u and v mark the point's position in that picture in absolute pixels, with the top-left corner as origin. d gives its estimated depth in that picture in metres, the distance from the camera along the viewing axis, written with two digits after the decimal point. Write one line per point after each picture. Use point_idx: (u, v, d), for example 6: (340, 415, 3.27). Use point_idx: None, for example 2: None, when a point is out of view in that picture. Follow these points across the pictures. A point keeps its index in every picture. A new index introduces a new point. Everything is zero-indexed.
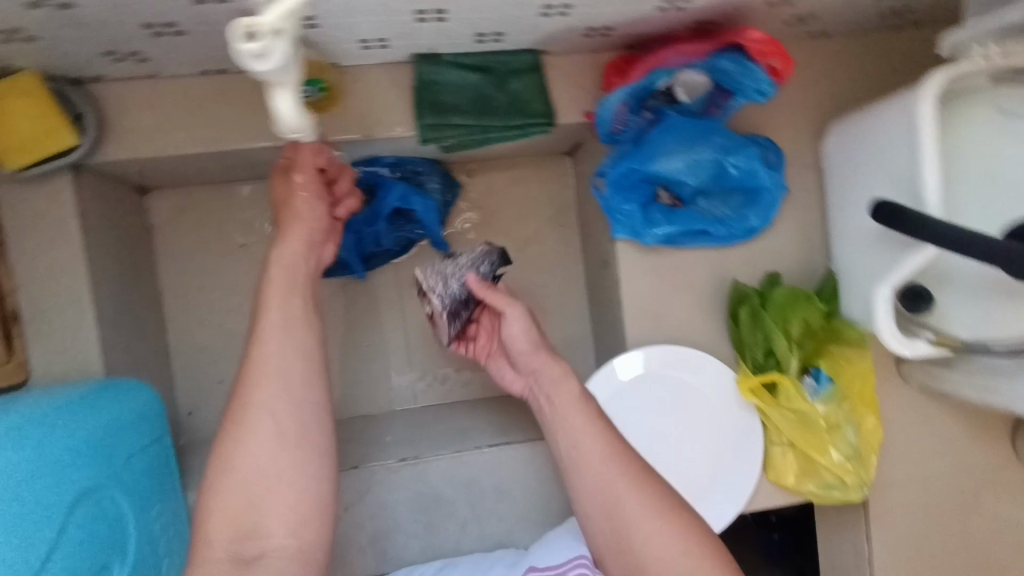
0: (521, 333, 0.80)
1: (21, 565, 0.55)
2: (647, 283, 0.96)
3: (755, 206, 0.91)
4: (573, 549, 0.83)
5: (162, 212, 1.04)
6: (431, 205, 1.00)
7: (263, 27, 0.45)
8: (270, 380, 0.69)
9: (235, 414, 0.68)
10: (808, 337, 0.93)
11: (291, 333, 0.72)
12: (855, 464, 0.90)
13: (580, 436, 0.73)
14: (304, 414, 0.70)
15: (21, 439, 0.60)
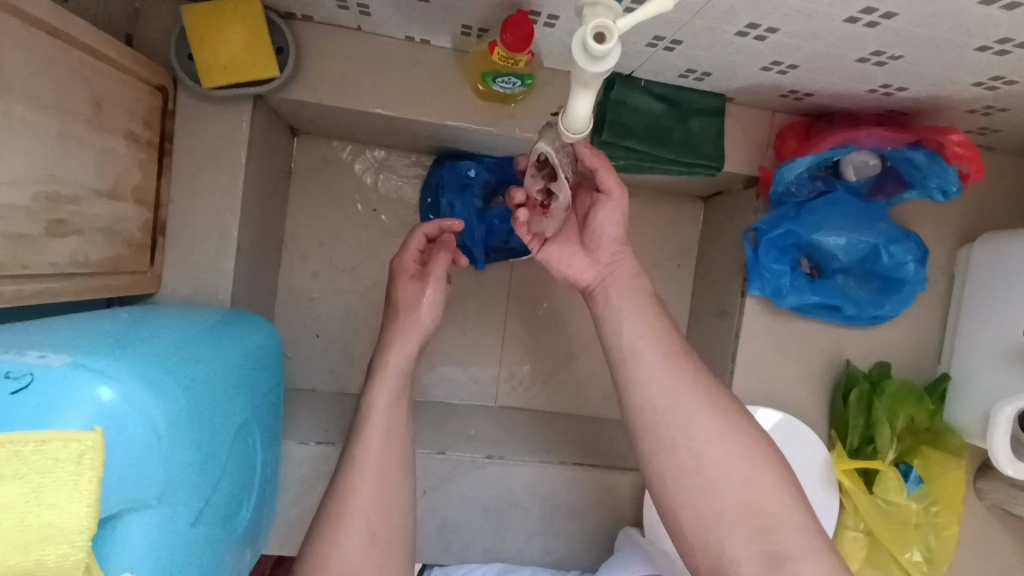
0: (615, 218, 0.73)
1: (198, 490, 0.52)
2: (765, 343, 0.97)
3: (894, 296, 0.93)
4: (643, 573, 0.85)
5: (304, 158, 1.04)
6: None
7: (613, 31, 0.47)
8: (365, 481, 0.71)
9: (332, 512, 0.70)
10: (908, 432, 0.95)
11: (391, 440, 0.74)
12: (929, 566, 0.92)
13: (648, 330, 0.72)
14: (393, 517, 0.72)
15: (200, 359, 0.58)
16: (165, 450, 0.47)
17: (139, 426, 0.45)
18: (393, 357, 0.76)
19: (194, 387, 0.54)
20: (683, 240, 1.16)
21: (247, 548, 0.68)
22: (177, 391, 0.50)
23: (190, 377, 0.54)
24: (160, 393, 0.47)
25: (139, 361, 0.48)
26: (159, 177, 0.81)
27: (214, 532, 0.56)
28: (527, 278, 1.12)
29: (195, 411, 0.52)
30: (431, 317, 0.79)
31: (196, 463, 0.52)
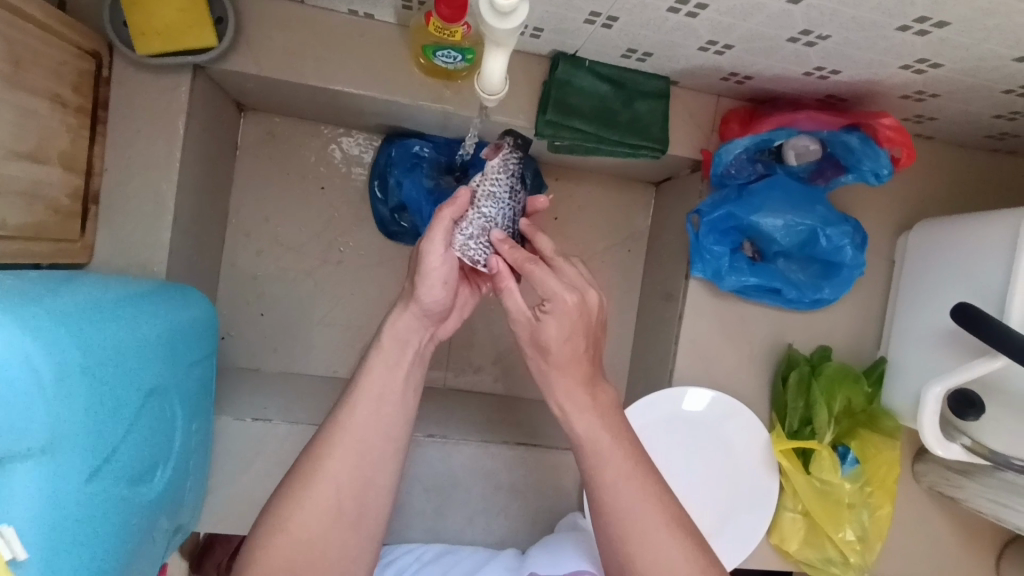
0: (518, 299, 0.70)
1: (89, 454, 0.51)
2: (708, 324, 0.98)
3: (832, 280, 0.95)
4: (578, 557, 0.82)
5: (252, 134, 1.03)
6: None
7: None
8: (344, 449, 0.71)
9: (305, 475, 0.70)
10: (845, 415, 0.96)
11: (385, 410, 0.73)
12: (861, 545, 0.93)
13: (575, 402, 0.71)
14: (363, 492, 0.71)
15: (110, 318, 0.57)
16: (52, 401, 0.46)
17: (22, 373, 0.45)
18: (399, 325, 0.75)
19: (98, 343, 0.53)
20: (634, 225, 1.16)
21: (165, 516, 0.67)
22: (72, 344, 0.49)
23: (92, 332, 0.53)
24: (48, 345, 0.47)
25: (27, 312, 0.48)
26: (92, 145, 0.80)
27: (118, 492, 0.55)
28: None
29: (91, 367, 0.51)
30: (429, 294, 0.72)
31: (92, 421, 0.51)
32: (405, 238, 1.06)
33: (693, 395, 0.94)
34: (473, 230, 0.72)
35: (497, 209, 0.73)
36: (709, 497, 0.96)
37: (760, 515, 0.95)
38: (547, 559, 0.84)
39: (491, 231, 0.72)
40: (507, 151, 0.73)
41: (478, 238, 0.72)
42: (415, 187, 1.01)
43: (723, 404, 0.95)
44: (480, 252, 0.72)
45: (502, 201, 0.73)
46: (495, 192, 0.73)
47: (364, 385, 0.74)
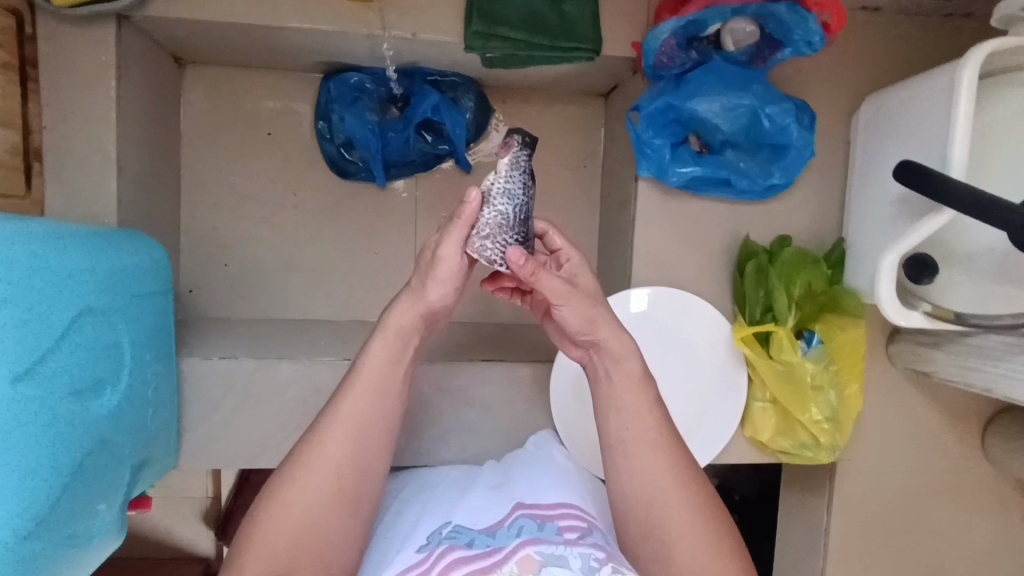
0: (570, 312, 0.73)
1: (16, 356, 0.54)
2: (661, 225, 0.98)
3: (781, 163, 0.93)
4: (562, 495, 0.84)
5: (194, 88, 1.05)
6: (461, 118, 1.02)
7: None
8: (343, 433, 0.72)
9: (305, 459, 0.71)
10: (808, 299, 0.94)
11: (381, 396, 0.74)
12: (831, 426, 0.93)
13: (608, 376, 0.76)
14: (363, 473, 0.73)
15: (42, 242, 0.60)
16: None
17: None
18: (398, 315, 0.73)
19: (19, 257, 0.56)
20: (587, 140, 1.15)
21: (122, 437, 0.70)
22: None
23: (13, 247, 0.56)
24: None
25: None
26: (25, 102, 0.82)
27: (59, 400, 0.59)
28: (433, 191, 1.11)
29: (9, 277, 0.54)
30: (437, 296, 0.72)
31: (14, 327, 0.54)
32: (357, 176, 1.07)
33: (635, 296, 0.94)
34: (488, 232, 0.68)
35: (512, 206, 0.68)
36: (679, 400, 0.96)
37: (732, 409, 0.97)
38: (532, 491, 0.85)
39: (505, 229, 0.68)
40: (516, 148, 0.66)
41: (492, 237, 0.68)
42: (359, 122, 1.02)
43: (671, 298, 0.95)
44: (494, 250, 0.69)
45: (517, 199, 0.67)
46: (509, 188, 0.67)
47: (360, 369, 0.73)
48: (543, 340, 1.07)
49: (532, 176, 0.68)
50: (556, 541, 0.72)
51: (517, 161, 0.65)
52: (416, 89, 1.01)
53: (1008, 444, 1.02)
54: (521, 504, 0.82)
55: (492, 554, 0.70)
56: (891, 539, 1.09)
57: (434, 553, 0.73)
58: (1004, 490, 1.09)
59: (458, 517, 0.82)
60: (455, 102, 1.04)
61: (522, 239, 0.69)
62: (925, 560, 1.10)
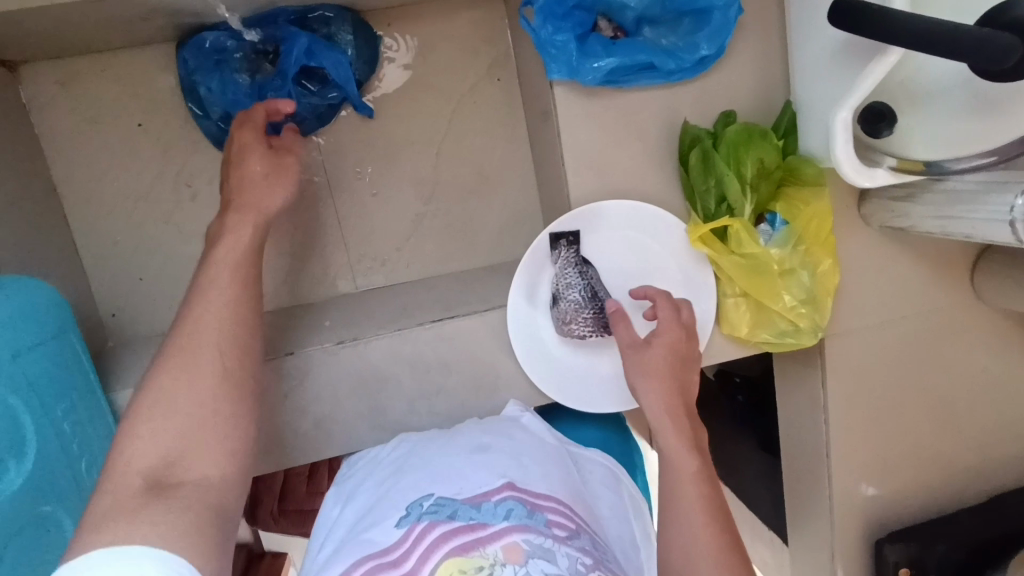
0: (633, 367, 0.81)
1: None
2: (590, 130, 0.87)
3: (706, 30, 0.81)
4: (550, 483, 0.79)
5: (39, 91, 0.92)
6: (342, 58, 0.89)
7: None
8: (210, 319, 0.68)
9: (176, 349, 0.66)
10: (762, 178, 0.85)
11: (241, 280, 0.72)
12: (808, 308, 0.87)
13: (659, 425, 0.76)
14: (246, 358, 0.69)
15: None
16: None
17: None
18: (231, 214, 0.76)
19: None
20: (495, 48, 1.01)
21: (48, 501, 0.68)
22: None
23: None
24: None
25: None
26: None
27: None
28: (340, 147, 1.00)
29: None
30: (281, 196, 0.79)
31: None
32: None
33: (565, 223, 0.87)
34: (579, 316, 0.89)
35: (580, 289, 0.89)
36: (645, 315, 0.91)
37: (703, 311, 0.91)
38: (519, 470, 0.80)
39: (587, 307, 0.89)
40: (565, 249, 0.89)
41: (576, 318, 0.89)
42: (232, 90, 0.90)
43: (608, 211, 0.89)
44: (582, 327, 0.90)
45: (581, 281, 0.89)
46: (570, 282, 0.89)
47: (215, 262, 0.72)
48: (494, 281, 0.99)
49: (583, 260, 0.90)
50: (545, 532, 0.69)
51: (570, 255, 0.89)
52: (283, 35, 0.88)
53: (1000, 281, 0.96)
54: (511, 485, 0.76)
55: (475, 531, 0.68)
56: (891, 399, 1.06)
57: (414, 529, 0.70)
58: (1001, 325, 1.05)
59: (439, 487, 0.77)
60: (331, 41, 0.91)
61: (602, 307, 0.89)
62: (928, 411, 1.08)
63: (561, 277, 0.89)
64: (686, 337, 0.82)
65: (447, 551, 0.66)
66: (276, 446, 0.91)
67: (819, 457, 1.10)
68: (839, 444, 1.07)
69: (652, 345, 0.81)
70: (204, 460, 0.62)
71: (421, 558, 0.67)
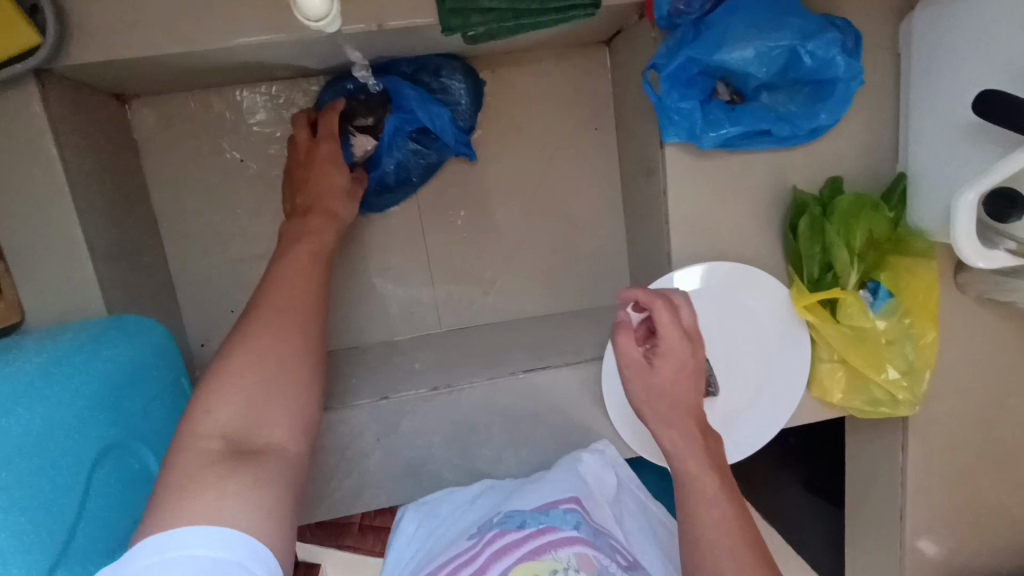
0: (636, 380, 0.73)
1: (34, 559, 0.49)
2: (698, 192, 0.87)
3: (827, 101, 0.81)
4: (604, 507, 0.87)
5: (146, 123, 0.92)
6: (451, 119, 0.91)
7: None
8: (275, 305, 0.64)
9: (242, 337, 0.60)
10: (869, 248, 0.87)
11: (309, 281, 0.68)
12: (909, 380, 0.87)
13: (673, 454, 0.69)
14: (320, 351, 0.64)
15: (12, 401, 0.54)
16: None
17: None
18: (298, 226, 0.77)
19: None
20: (596, 97, 1.01)
21: None
22: None
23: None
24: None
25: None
26: None
27: (95, 565, 0.55)
28: (434, 189, 1.01)
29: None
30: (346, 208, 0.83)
31: (16, 500, 0.49)
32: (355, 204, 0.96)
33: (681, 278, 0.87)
34: None
35: None
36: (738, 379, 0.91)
37: (796, 379, 0.91)
38: (583, 487, 0.87)
39: None
40: None
41: None
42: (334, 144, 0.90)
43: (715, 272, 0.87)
44: None
45: None
46: None
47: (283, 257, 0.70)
48: (582, 330, 0.99)
49: None
50: (608, 555, 0.78)
51: None
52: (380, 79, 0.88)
53: None
54: (577, 500, 0.84)
55: (546, 534, 0.78)
56: (971, 466, 1.05)
57: (486, 536, 0.80)
58: None
59: (510, 501, 0.85)
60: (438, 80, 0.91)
61: None
62: (1006, 481, 1.07)
63: None
64: (692, 346, 0.73)
65: (518, 557, 0.76)
66: (362, 487, 0.92)
67: (892, 520, 1.09)
68: (917, 511, 1.05)
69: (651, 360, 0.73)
70: (273, 423, 0.57)
71: (493, 558, 0.76)
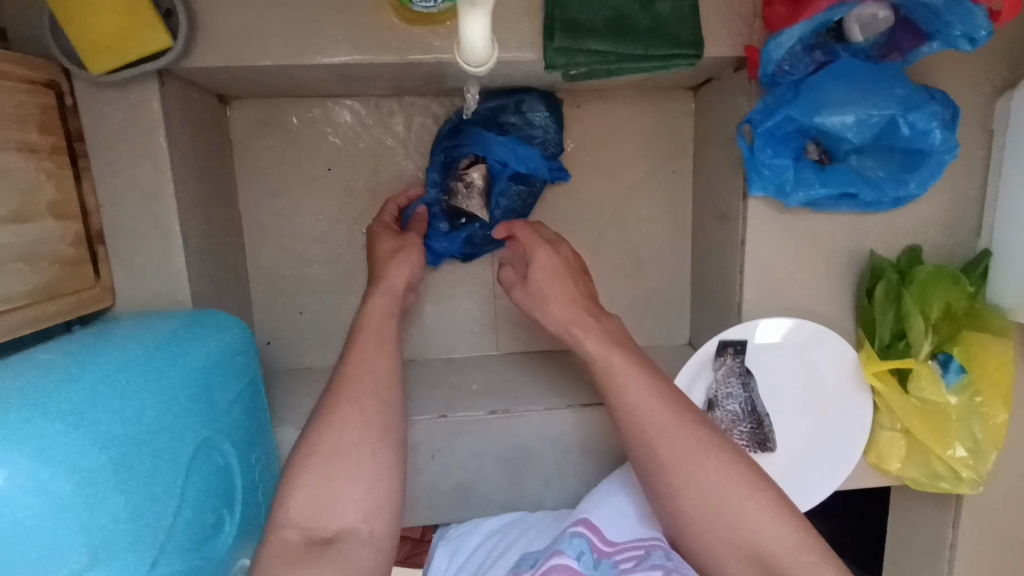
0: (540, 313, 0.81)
1: (133, 552, 0.53)
2: (776, 246, 0.87)
3: (919, 170, 0.80)
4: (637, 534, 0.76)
5: (243, 125, 0.95)
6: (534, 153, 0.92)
7: None
8: (370, 346, 0.72)
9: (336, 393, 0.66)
10: (944, 320, 0.86)
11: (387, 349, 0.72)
12: (974, 459, 0.85)
13: (646, 415, 0.67)
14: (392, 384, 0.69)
15: (122, 395, 0.57)
16: (61, 473, 0.48)
17: (41, 505, 0.47)
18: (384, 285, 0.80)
19: (96, 410, 0.54)
20: (676, 142, 1.02)
21: (251, 540, 0.71)
22: (85, 446, 0.51)
23: (96, 397, 0.55)
24: (34, 427, 0.48)
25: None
26: (79, 183, 0.75)
27: (186, 557, 0.59)
28: None
29: (101, 445, 0.52)
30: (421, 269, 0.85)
31: (121, 492, 0.52)
32: (474, 251, 1.00)
33: (766, 329, 0.87)
34: (734, 428, 0.89)
35: (739, 402, 0.89)
36: (791, 440, 0.90)
37: (849, 451, 0.89)
38: (605, 515, 0.79)
39: (742, 420, 0.89)
40: (731, 358, 0.88)
41: (730, 430, 0.89)
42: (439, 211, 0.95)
43: (795, 330, 0.87)
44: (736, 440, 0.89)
45: (741, 395, 0.89)
46: (731, 391, 0.89)
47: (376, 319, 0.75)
48: None
49: (745, 372, 0.89)
50: None
51: (732, 365, 0.88)
52: (467, 144, 0.91)
53: None
54: (586, 523, 0.77)
55: (552, 558, 0.70)
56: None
57: None
58: None
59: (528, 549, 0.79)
60: (527, 124, 0.94)
61: (758, 422, 0.89)
62: None
63: (721, 386, 0.88)
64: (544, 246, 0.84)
65: None
66: (410, 502, 0.93)
67: None
68: None
69: (529, 274, 0.82)
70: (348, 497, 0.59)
71: None
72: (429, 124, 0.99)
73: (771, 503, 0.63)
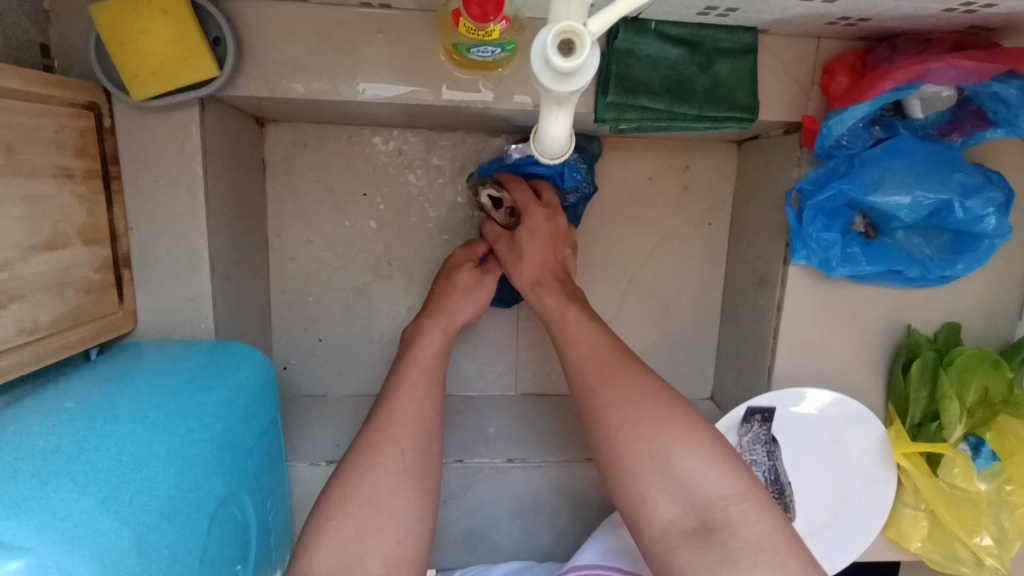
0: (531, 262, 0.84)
1: None
2: (814, 315, 0.85)
3: (966, 253, 0.78)
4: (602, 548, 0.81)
5: (278, 147, 0.94)
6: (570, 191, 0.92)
7: (582, 39, 0.42)
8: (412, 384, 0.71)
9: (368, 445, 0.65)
10: (980, 404, 0.84)
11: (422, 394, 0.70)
12: (999, 548, 0.83)
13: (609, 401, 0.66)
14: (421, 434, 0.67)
15: (147, 456, 0.54)
16: (91, 555, 0.46)
17: None
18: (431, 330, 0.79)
19: (123, 477, 0.51)
20: (715, 195, 1.00)
21: None
22: (111, 523, 0.48)
23: (121, 460, 0.52)
24: (60, 505, 0.46)
25: (21, 474, 0.47)
26: (110, 206, 0.72)
27: None
28: None
29: (128, 518, 0.49)
30: (469, 312, 0.83)
31: (150, 565, 0.50)
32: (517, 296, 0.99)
33: (810, 397, 0.84)
34: None
35: (762, 470, 0.87)
36: (812, 510, 0.87)
37: (866, 526, 0.87)
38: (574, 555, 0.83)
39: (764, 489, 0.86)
40: (758, 425, 0.86)
41: None
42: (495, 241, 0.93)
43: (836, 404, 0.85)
44: None
45: (765, 463, 0.86)
46: (755, 459, 0.87)
47: (409, 363, 0.73)
48: None
49: (771, 441, 0.87)
50: None
51: (758, 433, 0.86)
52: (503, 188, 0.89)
53: None
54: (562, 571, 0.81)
55: None
56: None
57: None
58: None
59: None
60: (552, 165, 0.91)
61: (781, 492, 0.86)
62: None
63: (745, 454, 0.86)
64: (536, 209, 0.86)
65: None
66: None
67: None
68: None
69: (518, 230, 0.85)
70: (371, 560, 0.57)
71: None
72: (467, 159, 0.97)
73: (756, 501, 0.59)
